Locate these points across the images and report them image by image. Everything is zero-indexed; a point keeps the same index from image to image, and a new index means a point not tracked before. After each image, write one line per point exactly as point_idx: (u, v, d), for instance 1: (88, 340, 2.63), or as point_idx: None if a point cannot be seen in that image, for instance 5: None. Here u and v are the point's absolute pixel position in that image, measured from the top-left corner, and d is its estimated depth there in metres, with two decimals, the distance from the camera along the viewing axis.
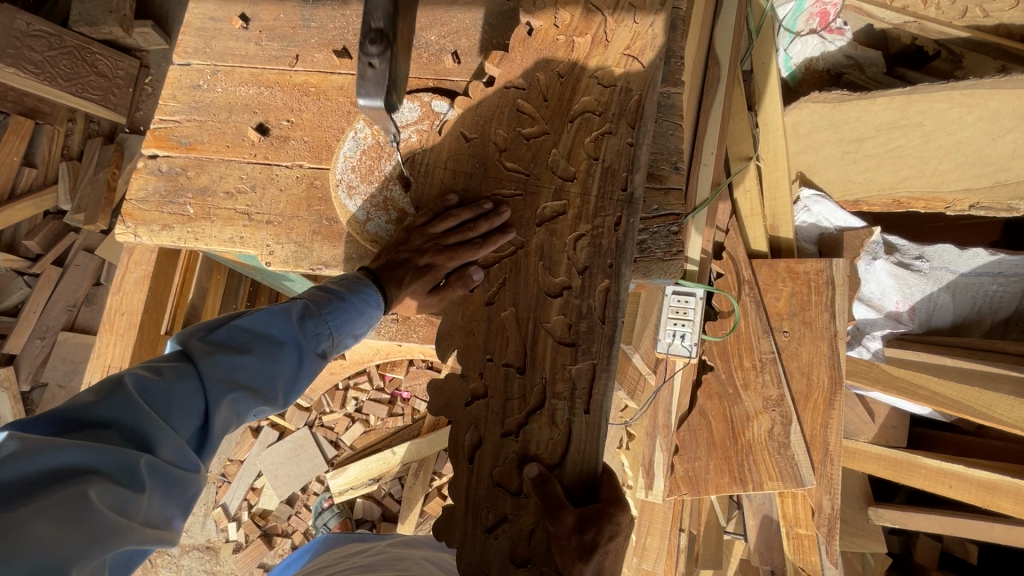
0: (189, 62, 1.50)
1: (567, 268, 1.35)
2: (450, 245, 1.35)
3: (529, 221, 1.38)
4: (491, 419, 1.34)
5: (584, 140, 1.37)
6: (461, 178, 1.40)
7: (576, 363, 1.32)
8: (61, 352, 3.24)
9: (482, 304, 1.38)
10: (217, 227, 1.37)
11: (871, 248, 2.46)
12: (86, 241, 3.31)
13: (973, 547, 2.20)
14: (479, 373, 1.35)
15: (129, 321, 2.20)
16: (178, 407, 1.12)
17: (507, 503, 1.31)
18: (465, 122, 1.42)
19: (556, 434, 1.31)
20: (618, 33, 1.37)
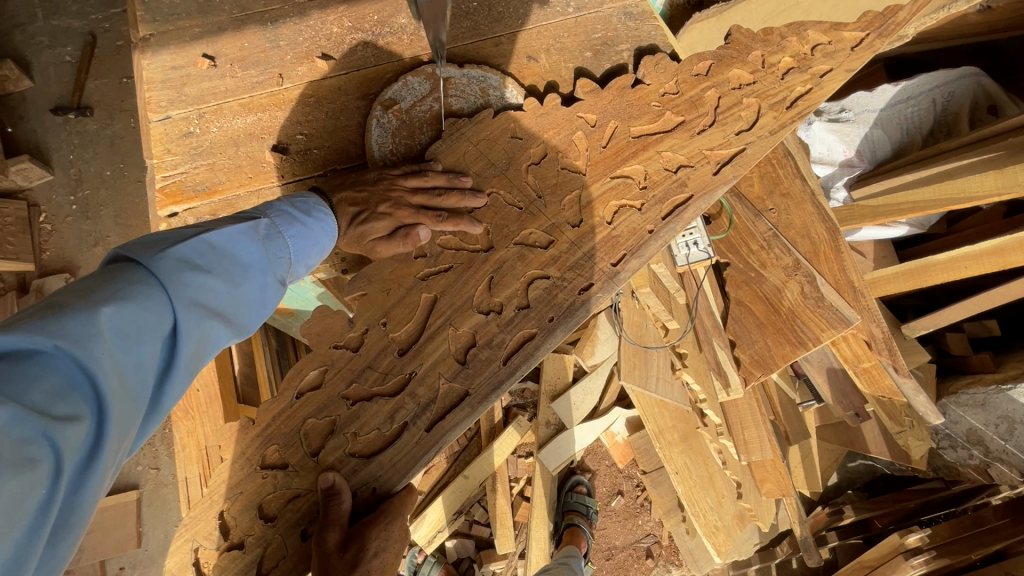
0: (168, 114, 1.41)
1: (508, 295, 1.41)
2: (419, 204, 1.39)
3: (510, 234, 1.43)
4: (345, 388, 1.37)
5: (622, 189, 1.46)
6: (478, 164, 1.44)
7: (452, 381, 1.38)
8: None
9: (414, 275, 1.41)
10: None
11: (804, 115, 2.85)
12: None
13: (992, 323, 2.51)
14: (365, 329, 1.39)
15: (208, 396, 1.77)
16: (136, 348, 0.91)
17: (299, 452, 1.35)
18: (518, 122, 1.46)
19: (384, 429, 1.36)
20: (711, 133, 1.49)
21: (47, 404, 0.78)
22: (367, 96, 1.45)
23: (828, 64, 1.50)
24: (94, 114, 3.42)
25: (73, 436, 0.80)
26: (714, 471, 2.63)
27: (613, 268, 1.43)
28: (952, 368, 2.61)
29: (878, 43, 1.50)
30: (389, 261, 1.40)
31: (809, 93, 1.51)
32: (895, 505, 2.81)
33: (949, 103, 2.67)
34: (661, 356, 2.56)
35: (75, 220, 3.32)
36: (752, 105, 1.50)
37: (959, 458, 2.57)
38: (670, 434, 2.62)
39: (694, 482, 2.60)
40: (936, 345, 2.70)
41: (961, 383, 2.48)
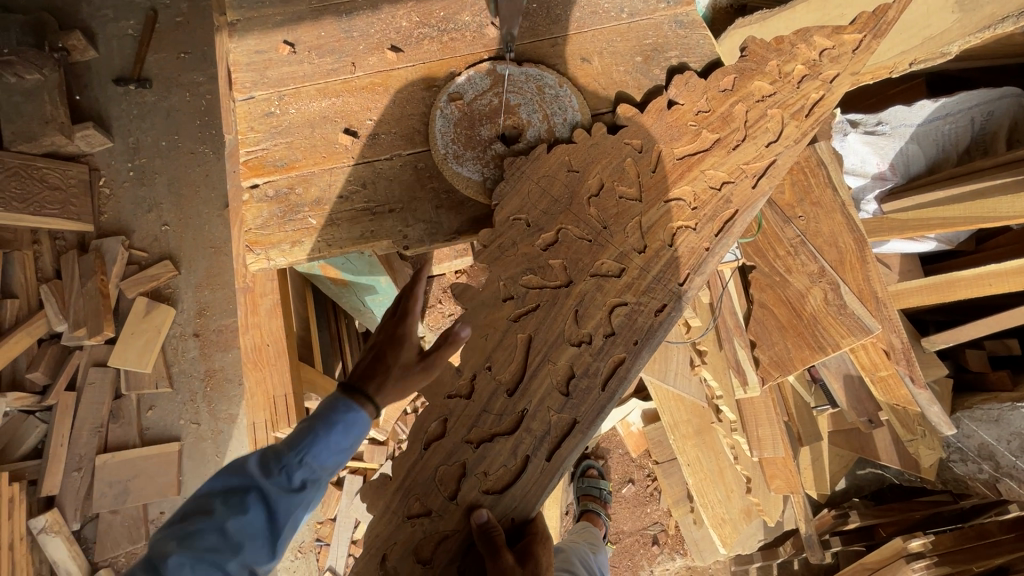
0: (252, 94, 1.54)
1: (596, 325, 1.38)
2: (498, 251, 1.39)
3: (585, 268, 1.40)
4: (457, 436, 1.33)
5: (679, 210, 1.44)
6: (543, 203, 1.41)
7: (561, 411, 1.34)
8: (103, 476, 2.92)
9: (506, 317, 1.37)
10: (346, 229, 1.41)
11: (839, 127, 2.86)
12: (93, 355, 3.08)
13: (1014, 342, 2.54)
14: (471, 374, 1.35)
15: (276, 348, 1.54)
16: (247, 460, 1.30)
17: (439, 500, 1.31)
18: (574, 151, 1.44)
19: (507, 464, 1.33)
20: (745, 147, 1.48)
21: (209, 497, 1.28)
22: (431, 87, 1.56)
23: (836, 68, 1.51)
24: (153, 86, 3.61)
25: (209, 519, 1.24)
26: (725, 465, 2.76)
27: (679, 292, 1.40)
28: (968, 384, 2.66)
29: (874, 43, 1.50)
30: (473, 312, 1.37)
31: (822, 99, 1.52)
32: (902, 514, 2.88)
33: (987, 123, 2.70)
34: (682, 352, 2.76)
35: (131, 186, 3.52)
36: (775, 117, 1.50)
37: (967, 472, 2.62)
38: (684, 428, 2.80)
39: (705, 475, 2.76)
40: (954, 361, 2.74)
41: (977, 398, 2.52)
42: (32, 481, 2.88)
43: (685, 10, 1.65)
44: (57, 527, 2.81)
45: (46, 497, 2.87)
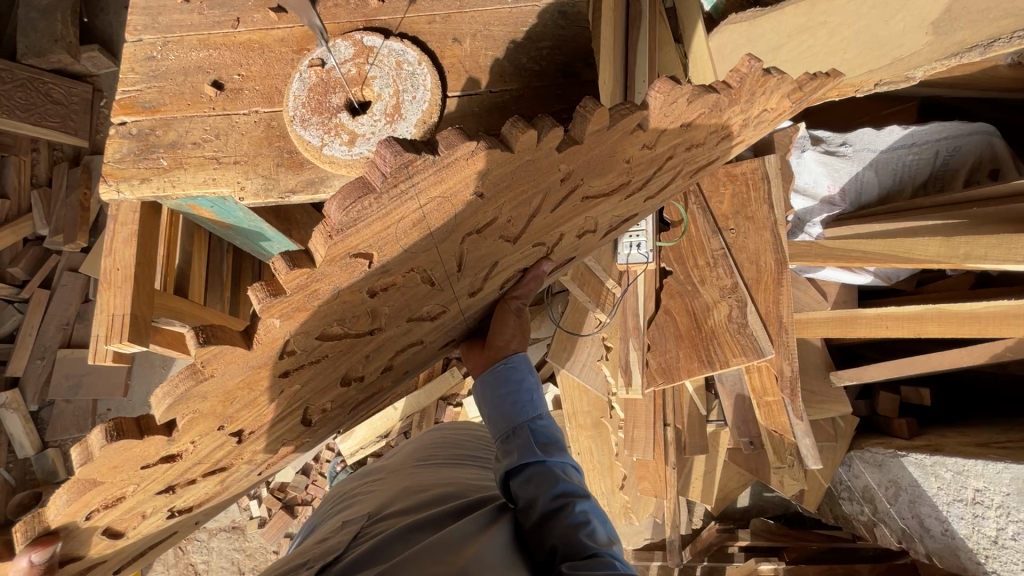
0: (141, 37, 1.66)
1: (373, 366, 1.36)
2: (304, 303, 1.03)
3: (401, 315, 1.24)
4: (190, 467, 1.23)
5: (520, 256, 1.41)
6: (406, 243, 1.05)
7: (297, 429, 1.40)
8: (63, 368, 3.30)
9: (274, 373, 1.13)
10: (191, 173, 1.54)
11: (799, 141, 2.71)
12: (69, 261, 3.43)
13: (926, 391, 2.46)
14: (195, 436, 1.14)
15: (125, 275, 1.63)
16: None
17: (161, 502, 1.28)
18: (470, 182, 1.04)
19: (210, 481, 1.35)
20: (635, 191, 1.55)
21: None
22: (301, 50, 1.62)
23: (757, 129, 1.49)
24: None
25: None
26: (613, 458, 2.81)
27: (502, 347, 1.43)
28: (877, 427, 2.62)
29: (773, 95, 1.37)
30: (240, 371, 1.06)
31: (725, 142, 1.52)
32: (797, 543, 2.86)
33: (951, 157, 2.53)
34: (592, 347, 2.71)
35: None
36: (673, 171, 1.58)
37: (852, 512, 2.63)
38: (582, 418, 2.83)
39: (592, 466, 2.84)
40: (870, 402, 2.68)
41: (871, 441, 2.52)
42: (4, 361, 3.29)
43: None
44: (16, 405, 3.19)
45: (12, 377, 3.27)
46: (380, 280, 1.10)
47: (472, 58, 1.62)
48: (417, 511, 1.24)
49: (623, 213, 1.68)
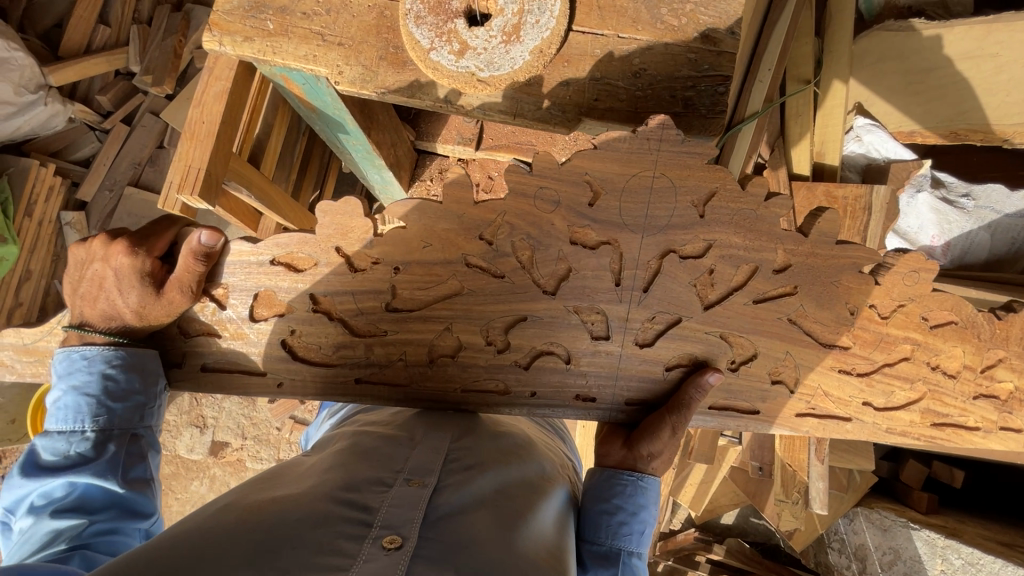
0: None
1: (518, 337, 1.51)
2: (532, 195, 1.40)
3: (577, 294, 1.47)
4: (348, 304, 1.47)
5: (698, 345, 1.52)
6: (623, 204, 1.41)
7: (414, 369, 1.51)
8: (127, 205, 3.44)
9: (464, 257, 1.44)
10: (294, 44, 1.48)
11: (917, 179, 2.51)
12: (153, 104, 3.49)
13: (960, 474, 2.34)
14: (389, 269, 1.45)
15: (210, 131, 1.63)
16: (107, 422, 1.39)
17: (299, 312, 1.48)
18: (697, 196, 1.41)
19: (331, 347, 1.51)
20: (846, 382, 1.56)
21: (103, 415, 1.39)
22: None
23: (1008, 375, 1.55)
24: None
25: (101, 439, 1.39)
26: None
27: (637, 450, 1.48)
28: (893, 492, 2.54)
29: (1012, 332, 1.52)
30: (456, 219, 1.41)
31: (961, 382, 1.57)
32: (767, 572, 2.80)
33: None
34: None
35: None
36: (905, 395, 1.58)
37: (838, 562, 2.59)
38: None
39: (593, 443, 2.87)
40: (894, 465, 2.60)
41: (883, 504, 2.45)
42: (76, 183, 3.42)
43: None
44: (79, 226, 3.34)
45: (80, 201, 3.41)
46: (579, 230, 1.43)
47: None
48: (495, 454, 1.29)
49: (832, 412, 1.59)
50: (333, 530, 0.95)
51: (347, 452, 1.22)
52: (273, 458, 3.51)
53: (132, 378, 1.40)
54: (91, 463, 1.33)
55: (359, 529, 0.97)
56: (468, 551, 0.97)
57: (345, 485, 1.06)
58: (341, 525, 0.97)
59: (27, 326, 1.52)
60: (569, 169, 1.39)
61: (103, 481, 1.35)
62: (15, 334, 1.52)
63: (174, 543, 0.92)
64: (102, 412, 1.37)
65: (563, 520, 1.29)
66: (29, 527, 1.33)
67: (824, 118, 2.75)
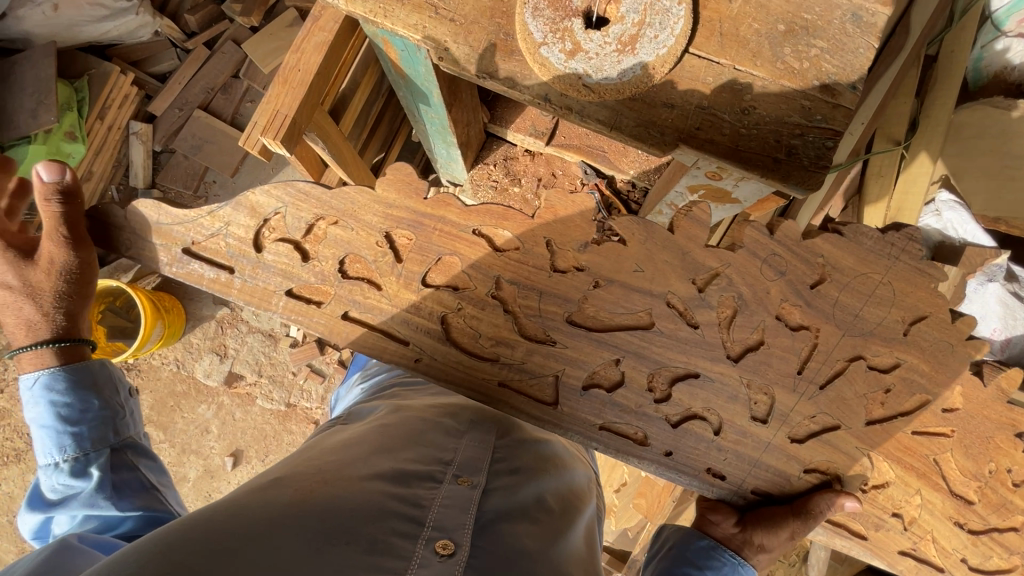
0: None
1: (678, 375, 1.55)
2: (762, 258, 1.49)
3: (762, 365, 1.53)
4: (536, 305, 1.53)
5: (841, 457, 1.58)
6: (843, 294, 1.49)
7: (561, 386, 1.56)
8: (192, 128, 3.47)
9: (664, 292, 1.51)
10: (406, 11, 1.46)
11: (991, 269, 2.41)
12: (236, 33, 3.51)
13: None
14: (589, 282, 1.51)
15: (303, 79, 1.63)
16: (99, 438, 1.57)
17: (476, 295, 1.53)
18: (910, 313, 1.50)
19: (494, 335, 1.55)
20: (945, 529, 1.59)
21: (91, 439, 1.55)
22: None
23: None
24: None
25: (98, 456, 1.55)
26: (620, 462, 2.78)
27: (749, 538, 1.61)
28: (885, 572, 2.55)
29: None
30: (676, 253, 1.49)
31: None
32: None
33: None
34: None
35: None
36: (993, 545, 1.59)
37: None
38: None
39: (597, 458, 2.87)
40: None
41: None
42: (149, 96, 3.47)
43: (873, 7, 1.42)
44: (144, 139, 3.39)
45: (149, 113, 3.46)
46: (788, 308, 1.51)
47: (735, 23, 1.43)
48: (529, 467, 1.48)
49: (930, 557, 1.60)
50: (389, 525, 1.11)
51: (398, 442, 1.37)
52: (283, 402, 3.60)
53: (91, 399, 1.54)
54: (103, 473, 1.54)
55: (410, 527, 1.14)
56: (512, 560, 1.18)
57: (400, 481, 1.23)
58: (394, 522, 1.13)
59: (182, 207, 1.52)
60: (807, 247, 1.49)
61: (101, 502, 1.51)
62: (157, 211, 1.51)
63: (243, 513, 1.07)
64: (74, 444, 1.52)
65: (590, 532, 1.52)
66: (62, 530, 1.53)
67: (904, 185, 2.70)
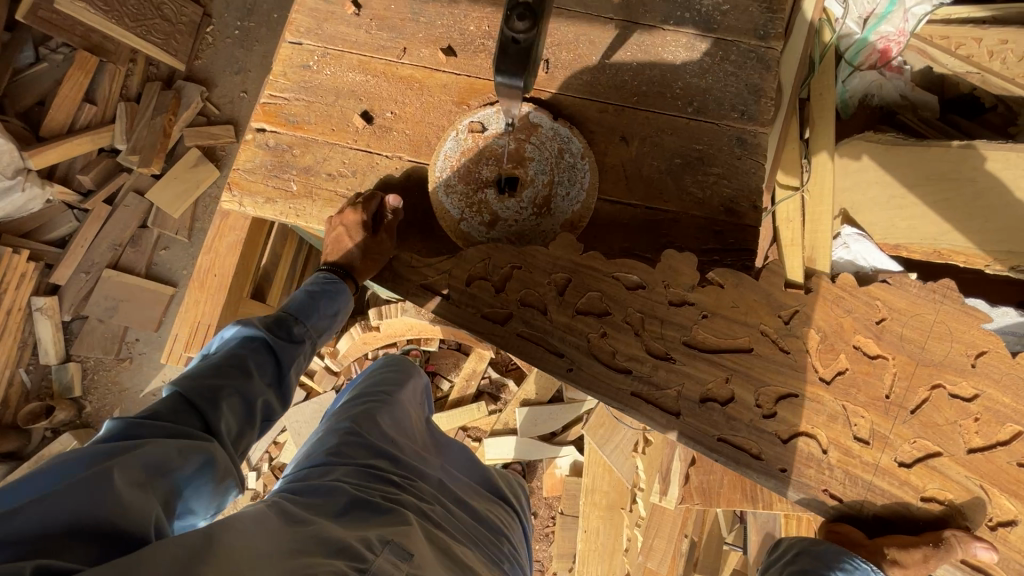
0: (301, 41, 1.57)
1: (801, 381, 1.38)
2: (830, 301, 1.39)
3: (871, 388, 1.36)
4: (670, 332, 1.39)
5: (954, 488, 1.32)
6: (912, 331, 1.36)
7: (695, 399, 1.38)
8: (104, 289, 3.24)
9: (776, 319, 1.40)
10: (318, 207, 1.47)
11: None
12: (136, 183, 3.34)
13: None
14: (699, 309, 1.39)
15: (220, 282, 1.88)
16: (285, 366, 1.42)
17: (592, 329, 1.39)
18: (969, 346, 1.34)
19: (626, 348, 1.39)
20: None
21: (275, 351, 1.42)
22: (462, 103, 1.52)
23: None
24: None
25: (273, 351, 1.41)
26: (617, 549, 2.73)
27: (880, 550, 1.28)
28: None
29: None
30: (761, 290, 1.40)
31: None
32: None
33: None
34: (630, 433, 2.70)
35: (232, 43, 3.55)
36: None
37: None
38: (598, 497, 2.79)
39: (593, 548, 2.76)
40: None
41: None
42: (48, 264, 3.22)
43: (752, 129, 1.55)
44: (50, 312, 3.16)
45: (53, 283, 3.22)
46: (861, 340, 1.38)
47: (635, 167, 1.52)
48: None
49: None
50: None
51: (293, 560, 0.95)
52: None
53: (318, 312, 1.58)
54: (274, 348, 1.41)
55: None
56: None
57: None
58: None
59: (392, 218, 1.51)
60: (864, 290, 1.39)
61: (227, 389, 1.25)
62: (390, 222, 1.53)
63: None
64: (280, 320, 1.50)
65: None
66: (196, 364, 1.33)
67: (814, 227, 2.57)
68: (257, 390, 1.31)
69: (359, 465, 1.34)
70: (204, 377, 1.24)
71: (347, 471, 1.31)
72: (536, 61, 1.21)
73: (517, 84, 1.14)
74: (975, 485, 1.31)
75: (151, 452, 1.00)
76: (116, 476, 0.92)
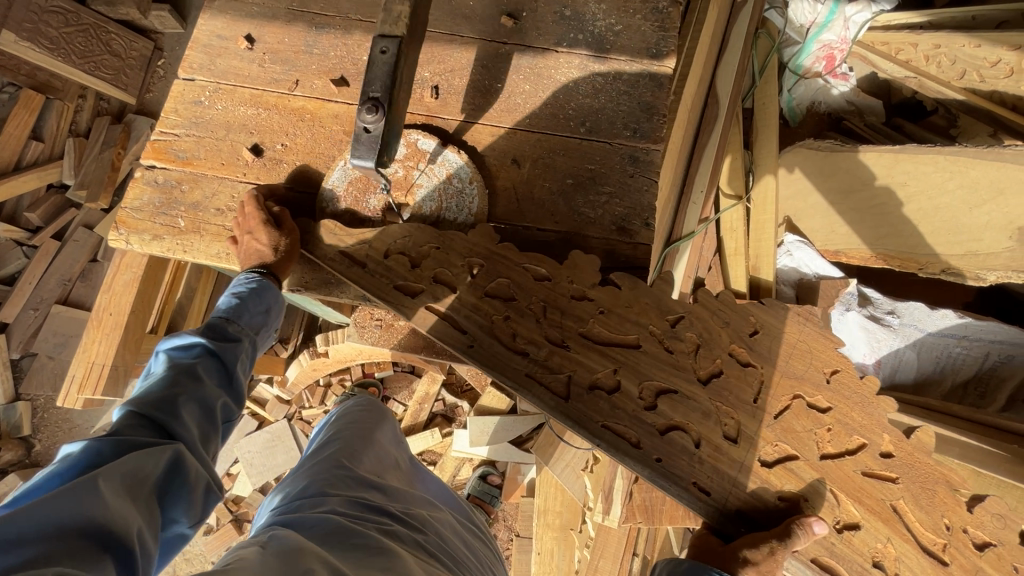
0: (193, 77, 1.59)
1: (693, 373, 1.35)
2: (717, 311, 1.38)
3: (738, 393, 1.34)
4: (563, 321, 1.36)
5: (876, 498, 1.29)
6: (777, 348, 1.37)
7: (588, 389, 1.33)
8: (51, 325, 3.25)
9: (666, 318, 1.37)
10: (204, 242, 1.47)
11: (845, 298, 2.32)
12: (86, 217, 3.34)
13: None
14: (601, 305, 1.37)
15: (114, 321, 1.98)
16: (216, 376, 1.37)
17: (490, 311, 1.37)
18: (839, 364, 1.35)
19: (529, 333, 1.36)
20: None
21: (207, 365, 1.36)
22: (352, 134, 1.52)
23: None
24: None
25: (203, 363, 1.35)
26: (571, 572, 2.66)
27: (734, 554, 1.25)
28: None
29: None
30: (653, 295, 1.37)
31: None
32: None
33: (1003, 364, 2.25)
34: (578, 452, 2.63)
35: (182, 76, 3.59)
36: None
37: None
38: (552, 517, 2.73)
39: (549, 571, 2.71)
40: None
41: None
42: None
43: (644, 146, 1.54)
44: None
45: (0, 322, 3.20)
46: (739, 347, 1.36)
47: (522, 189, 1.54)
48: None
49: None
50: None
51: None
52: None
53: (249, 316, 1.45)
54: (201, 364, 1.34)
55: None
56: None
57: None
58: None
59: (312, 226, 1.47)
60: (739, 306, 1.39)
61: (162, 410, 1.20)
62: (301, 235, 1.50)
63: None
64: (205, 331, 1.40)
65: None
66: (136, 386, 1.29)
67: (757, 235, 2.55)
68: (204, 405, 1.29)
69: (351, 496, 1.27)
70: (140, 399, 1.21)
71: (343, 500, 1.23)
72: (395, 139, 1.30)
73: (369, 164, 1.22)
74: (819, 483, 1.30)
75: (124, 468, 1.01)
76: (102, 485, 0.94)
